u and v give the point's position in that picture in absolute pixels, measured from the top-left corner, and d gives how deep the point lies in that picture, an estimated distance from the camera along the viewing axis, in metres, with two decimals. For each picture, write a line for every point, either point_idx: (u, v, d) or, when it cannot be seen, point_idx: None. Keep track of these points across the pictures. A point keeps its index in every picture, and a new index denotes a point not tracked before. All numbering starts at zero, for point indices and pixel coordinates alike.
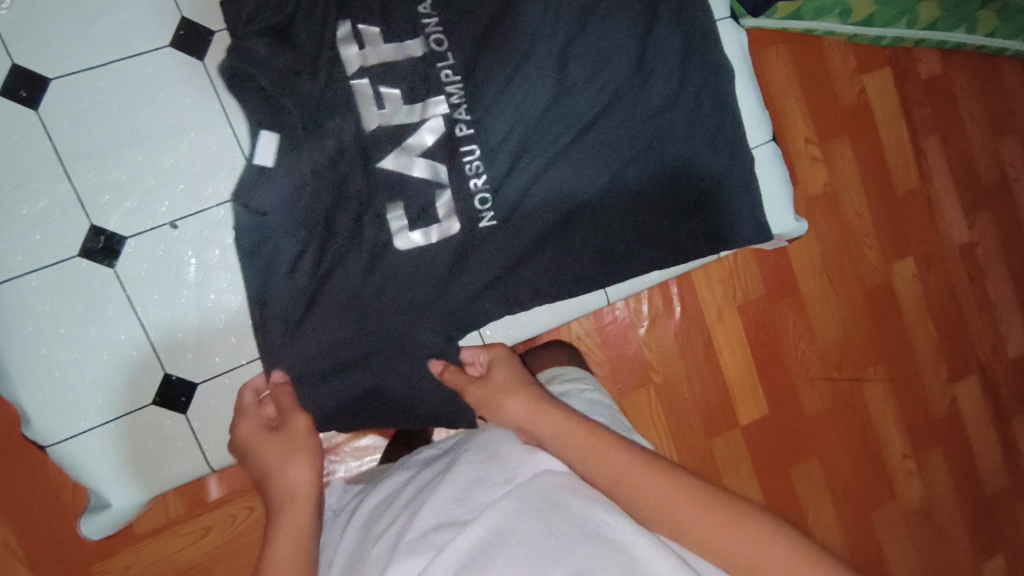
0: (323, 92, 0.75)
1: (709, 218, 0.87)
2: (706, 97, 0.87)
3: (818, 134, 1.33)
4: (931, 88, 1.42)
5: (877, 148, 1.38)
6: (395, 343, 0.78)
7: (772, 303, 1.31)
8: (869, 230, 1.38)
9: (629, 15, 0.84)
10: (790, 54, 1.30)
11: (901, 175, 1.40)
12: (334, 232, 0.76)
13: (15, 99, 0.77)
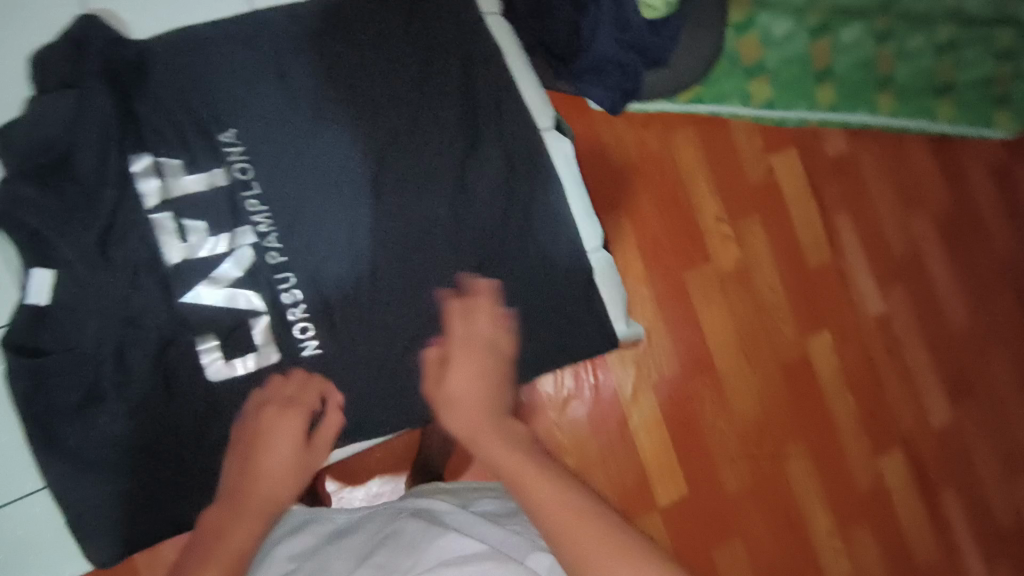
0: (108, 225, 0.72)
1: (562, 337, 0.86)
2: (538, 215, 0.85)
3: (727, 212, 1.19)
4: (839, 165, 1.26)
5: (789, 220, 1.22)
6: (212, 476, 0.75)
7: (687, 380, 1.15)
8: (784, 303, 1.21)
9: (448, 135, 0.83)
10: (693, 129, 1.18)
11: (813, 248, 1.23)
12: (134, 367, 0.73)
13: None
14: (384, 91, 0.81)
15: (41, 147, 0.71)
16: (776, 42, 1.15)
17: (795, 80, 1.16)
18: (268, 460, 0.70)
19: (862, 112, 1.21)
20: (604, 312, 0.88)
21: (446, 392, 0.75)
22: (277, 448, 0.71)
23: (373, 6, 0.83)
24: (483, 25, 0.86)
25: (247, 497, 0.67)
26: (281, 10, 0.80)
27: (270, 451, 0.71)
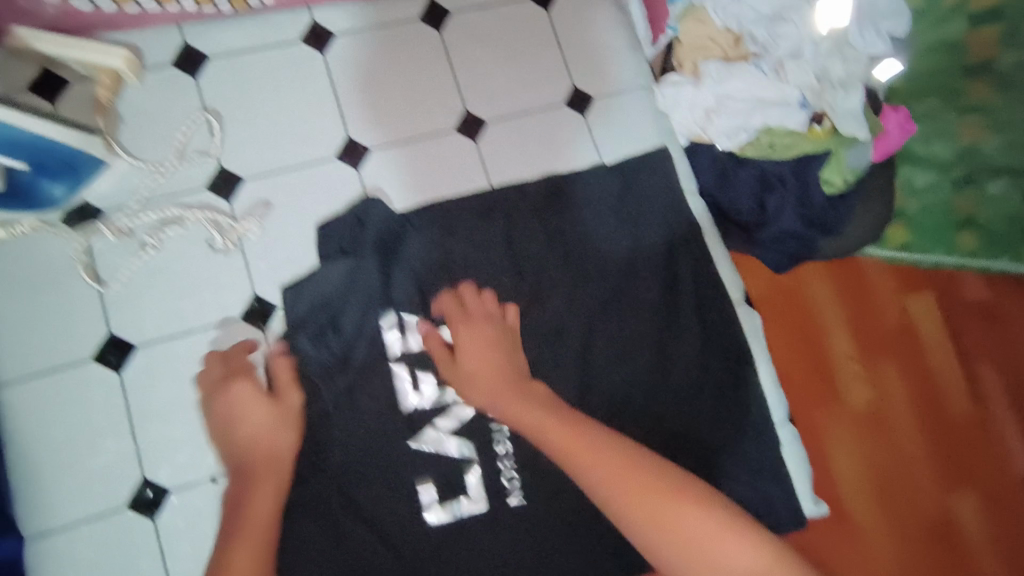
0: (359, 374, 0.82)
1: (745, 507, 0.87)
2: (731, 385, 0.90)
3: (864, 353, 1.04)
4: (988, 312, 1.05)
5: (926, 370, 1.04)
6: None
7: (823, 533, 0.96)
8: (920, 456, 1.00)
9: (650, 307, 0.90)
10: (829, 268, 1.07)
11: (953, 401, 1.03)
12: (366, 503, 0.79)
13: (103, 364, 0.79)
14: (594, 262, 0.91)
15: (317, 304, 0.82)
16: (917, 192, 1.07)
17: (935, 224, 1.06)
18: (240, 409, 0.75)
19: (1002, 260, 1.03)
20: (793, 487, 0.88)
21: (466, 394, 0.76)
22: (255, 408, 0.75)
23: (590, 187, 0.93)
24: (685, 206, 0.95)
25: (229, 435, 0.75)
26: (512, 186, 0.92)
27: (247, 409, 0.75)
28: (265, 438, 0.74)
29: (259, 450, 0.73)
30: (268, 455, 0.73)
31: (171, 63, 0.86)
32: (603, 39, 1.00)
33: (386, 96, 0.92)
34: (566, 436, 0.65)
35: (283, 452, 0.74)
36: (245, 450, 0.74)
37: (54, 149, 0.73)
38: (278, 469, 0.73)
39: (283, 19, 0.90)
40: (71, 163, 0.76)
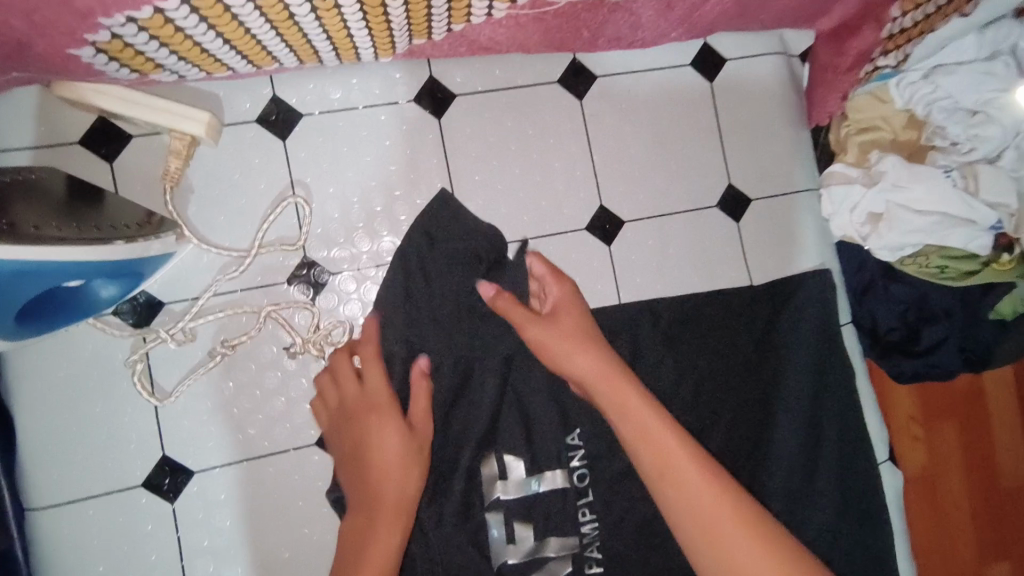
0: (450, 521, 0.67)
1: None
2: (863, 557, 0.79)
3: (925, 414, 1.06)
4: None
5: (987, 435, 1.08)
6: None
7: None
8: (967, 520, 1.07)
9: (787, 462, 0.78)
10: None
11: (1009, 470, 1.09)
12: None
13: (156, 492, 0.67)
14: (733, 403, 0.77)
15: None
16: None
17: None
18: (374, 427, 0.63)
19: None
20: None
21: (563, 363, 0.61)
22: (386, 421, 0.63)
23: (737, 312, 0.78)
24: (841, 344, 0.81)
25: (365, 447, 0.63)
26: (646, 304, 0.76)
27: (379, 424, 0.63)
28: (395, 454, 0.62)
29: (388, 470, 0.61)
30: (397, 473, 0.61)
31: (255, 120, 0.70)
32: (772, 125, 0.83)
33: (508, 176, 0.76)
34: (661, 459, 0.54)
35: (405, 486, 0.61)
36: (375, 462, 0.62)
37: (115, 261, 0.57)
38: (405, 494, 0.61)
39: (394, 70, 0.73)
40: (130, 269, 0.61)
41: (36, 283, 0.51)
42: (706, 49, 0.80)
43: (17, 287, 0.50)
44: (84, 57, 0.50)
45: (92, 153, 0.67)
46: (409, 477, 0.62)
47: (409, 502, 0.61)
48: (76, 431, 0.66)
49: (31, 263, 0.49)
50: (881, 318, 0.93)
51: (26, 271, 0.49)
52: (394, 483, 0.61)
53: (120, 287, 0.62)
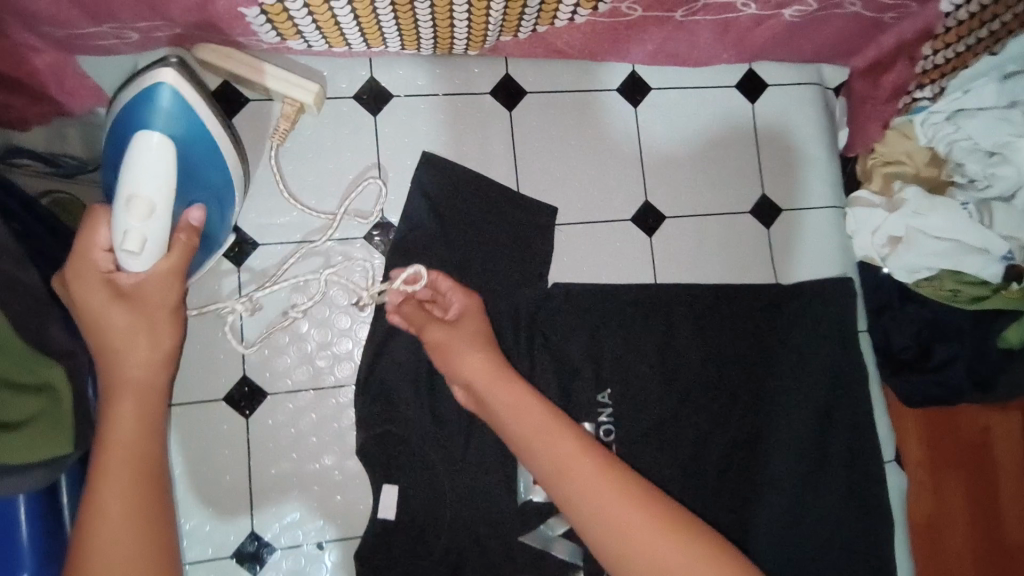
0: (484, 449, 0.79)
1: None
2: (862, 548, 0.84)
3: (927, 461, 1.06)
4: None
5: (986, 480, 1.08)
6: None
7: None
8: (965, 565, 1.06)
9: (794, 447, 0.85)
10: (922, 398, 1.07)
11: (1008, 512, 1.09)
12: None
13: (233, 406, 0.76)
14: (750, 387, 0.85)
15: None
16: None
17: None
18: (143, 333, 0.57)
19: None
20: None
21: (456, 367, 0.68)
22: (161, 321, 0.58)
23: (761, 309, 0.86)
24: (855, 347, 0.88)
25: (117, 364, 0.56)
26: (677, 287, 0.85)
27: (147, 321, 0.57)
28: (153, 359, 0.57)
29: (148, 366, 0.57)
30: (137, 430, 0.56)
31: (352, 96, 0.81)
32: (804, 144, 0.92)
33: (566, 165, 0.85)
34: (556, 467, 0.62)
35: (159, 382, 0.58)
36: (137, 382, 0.56)
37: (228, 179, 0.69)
38: (156, 409, 0.57)
39: (474, 64, 0.83)
40: (214, 238, 0.71)
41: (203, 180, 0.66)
42: (750, 74, 0.90)
43: (195, 170, 0.64)
44: (247, 17, 0.61)
45: (215, 112, 0.78)
46: (158, 408, 0.57)
47: (160, 475, 0.56)
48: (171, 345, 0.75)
49: (211, 134, 0.65)
50: (894, 337, 1.00)
51: (196, 137, 0.63)
52: (114, 501, 0.52)
53: (203, 254, 0.71)
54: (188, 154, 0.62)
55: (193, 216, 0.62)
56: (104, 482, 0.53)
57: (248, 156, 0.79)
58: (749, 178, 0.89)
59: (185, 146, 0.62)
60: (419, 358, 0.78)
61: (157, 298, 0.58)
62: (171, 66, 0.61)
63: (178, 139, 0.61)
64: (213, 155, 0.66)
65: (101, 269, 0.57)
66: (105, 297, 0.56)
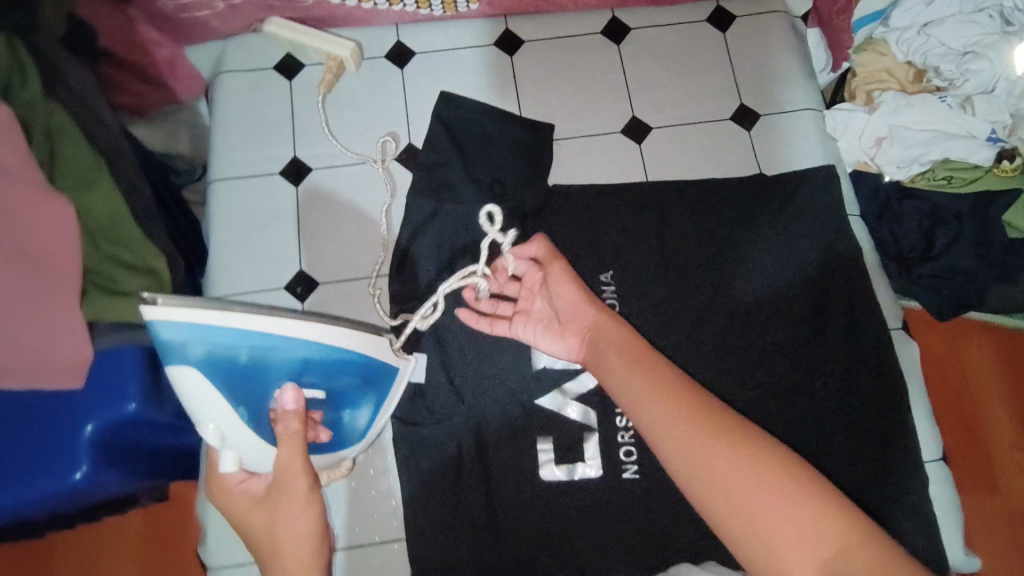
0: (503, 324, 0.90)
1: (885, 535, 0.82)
2: (874, 409, 0.87)
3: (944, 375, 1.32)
4: None
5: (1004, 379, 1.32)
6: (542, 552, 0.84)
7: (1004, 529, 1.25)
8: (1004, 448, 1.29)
9: (796, 318, 0.90)
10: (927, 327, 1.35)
11: None
12: (495, 444, 0.87)
13: (291, 294, 0.92)
14: (745, 271, 0.92)
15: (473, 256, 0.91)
16: None
17: None
18: (289, 521, 0.66)
19: None
20: (937, 527, 0.83)
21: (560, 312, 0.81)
22: (298, 514, 0.66)
23: (749, 197, 0.95)
24: (847, 226, 0.94)
25: (277, 549, 0.66)
26: (668, 183, 0.95)
27: (286, 514, 0.66)
28: (305, 546, 0.66)
29: (297, 564, 0.65)
30: None
31: (383, 56, 1.02)
32: (776, 60, 1.03)
33: (561, 94, 1.01)
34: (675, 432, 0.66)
35: (308, 561, 0.66)
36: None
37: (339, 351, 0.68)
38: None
39: (479, 24, 1.03)
40: (360, 389, 0.75)
41: (275, 365, 0.65)
42: (719, 9, 1.05)
43: (259, 369, 0.64)
44: None
45: (280, 74, 1.00)
46: None
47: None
48: (244, 250, 0.94)
49: (264, 337, 0.63)
50: (902, 235, 1.04)
51: (259, 350, 0.63)
52: None
53: (371, 390, 0.76)
54: (235, 375, 0.63)
55: (289, 400, 0.66)
56: None
57: (304, 105, 0.99)
58: (726, 90, 1.01)
59: (227, 370, 0.62)
60: (442, 249, 0.92)
61: (286, 505, 0.66)
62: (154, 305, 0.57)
63: (206, 361, 0.61)
64: (266, 352, 0.63)
65: (239, 486, 0.68)
66: (249, 505, 0.68)
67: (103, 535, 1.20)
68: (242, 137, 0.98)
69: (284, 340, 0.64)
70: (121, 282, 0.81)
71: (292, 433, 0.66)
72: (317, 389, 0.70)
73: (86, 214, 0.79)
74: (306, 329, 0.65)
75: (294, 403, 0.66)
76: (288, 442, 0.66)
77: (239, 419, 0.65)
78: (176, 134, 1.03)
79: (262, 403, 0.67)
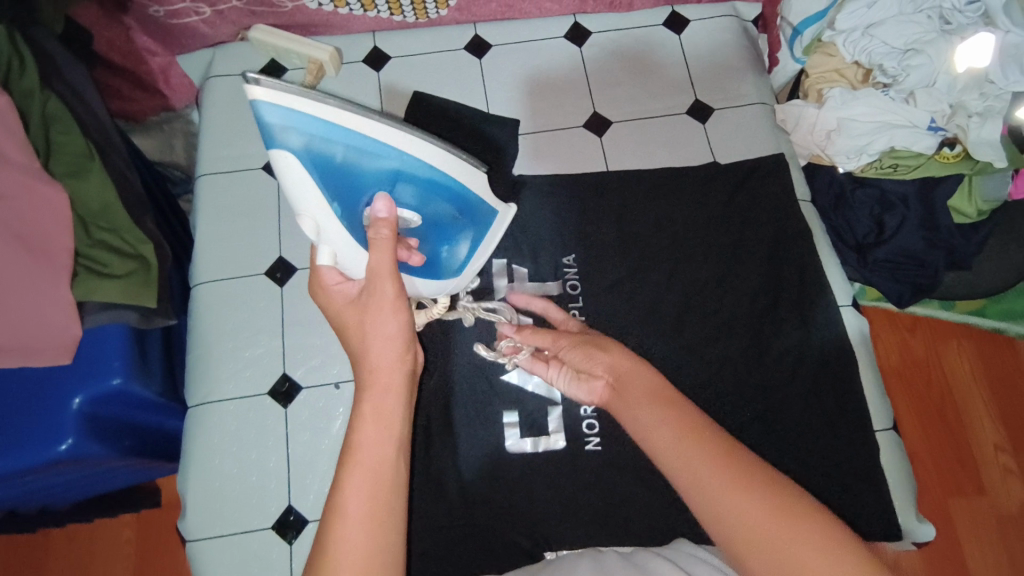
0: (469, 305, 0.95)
1: (835, 501, 0.85)
2: (826, 378, 0.90)
3: (923, 372, 1.35)
4: None
5: (990, 379, 1.34)
6: (509, 524, 0.86)
7: (983, 525, 1.26)
8: (987, 448, 1.30)
9: (750, 294, 0.94)
10: (908, 328, 1.37)
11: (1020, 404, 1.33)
12: (461, 417, 0.90)
13: (271, 279, 0.97)
14: (705, 246, 0.97)
15: None
16: None
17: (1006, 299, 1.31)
18: (376, 322, 0.67)
19: None
20: (887, 490, 0.86)
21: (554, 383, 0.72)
22: (386, 316, 0.67)
23: (704, 183, 1.00)
24: (797, 210, 0.99)
25: (368, 351, 0.68)
26: (626, 172, 1.01)
27: (377, 317, 0.67)
28: (392, 346, 0.67)
29: (378, 366, 0.67)
30: (379, 435, 0.65)
31: (360, 61, 1.09)
32: (728, 60, 1.10)
33: (526, 93, 1.07)
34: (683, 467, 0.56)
35: (392, 364, 0.67)
36: (373, 380, 0.67)
37: (435, 174, 0.67)
38: (392, 403, 0.67)
39: (451, 31, 1.10)
40: (449, 222, 0.75)
41: (372, 174, 0.64)
42: (674, 14, 1.12)
43: (354, 173, 0.63)
44: None
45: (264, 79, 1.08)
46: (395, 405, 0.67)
47: (390, 462, 0.64)
48: (227, 240, 0.99)
49: (352, 138, 0.60)
50: (855, 224, 1.10)
51: (352, 154, 0.62)
52: (354, 502, 0.60)
53: (462, 221, 0.77)
54: (329, 174, 0.63)
55: (381, 209, 0.66)
56: (348, 481, 0.61)
57: None
58: (681, 88, 1.08)
59: (326, 167, 0.62)
60: None
61: (375, 304, 0.67)
62: (255, 85, 0.56)
63: (305, 153, 0.60)
64: (362, 156, 0.62)
65: (333, 281, 0.71)
66: (342, 300, 0.71)
67: (92, 534, 1.22)
68: (229, 135, 1.05)
69: (379, 147, 0.62)
70: (109, 264, 0.84)
71: (388, 241, 0.65)
72: (410, 210, 0.70)
73: (78, 199, 0.84)
74: (410, 141, 0.63)
75: (385, 213, 0.66)
76: (383, 247, 0.65)
77: (334, 214, 0.66)
78: (170, 142, 1.16)
79: (357, 207, 0.67)
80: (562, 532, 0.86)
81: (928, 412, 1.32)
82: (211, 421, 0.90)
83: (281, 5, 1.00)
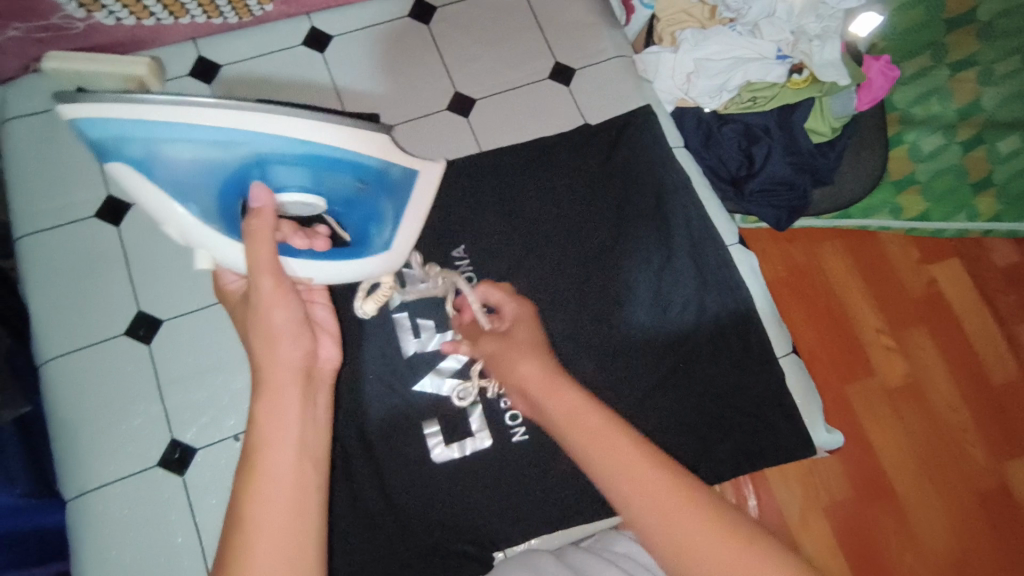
0: (364, 322, 0.89)
1: (756, 436, 0.89)
2: (728, 318, 0.93)
3: (806, 249, 1.27)
4: (1011, 274, 1.28)
5: (874, 255, 1.28)
6: (450, 533, 0.83)
7: (875, 404, 1.19)
8: (874, 329, 1.24)
9: (644, 249, 0.95)
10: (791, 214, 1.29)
11: (911, 278, 1.27)
12: (376, 437, 0.85)
13: (134, 338, 0.86)
14: (585, 212, 0.96)
15: None
16: (927, 157, 1.24)
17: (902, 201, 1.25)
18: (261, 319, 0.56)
19: (958, 219, 1.25)
20: (800, 413, 0.90)
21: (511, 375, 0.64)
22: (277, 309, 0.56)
23: (579, 148, 0.99)
24: (672, 156, 0.99)
25: (266, 349, 0.57)
26: (501, 149, 0.98)
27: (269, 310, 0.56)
28: (282, 337, 0.57)
29: (274, 363, 0.56)
30: (279, 438, 0.53)
31: (185, 74, 0.97)
32: (579, 16, 1.07)
33: (380, 83, 1.00)
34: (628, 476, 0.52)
35: (291, 360, 0.57)
36: (264, 379, 0.56)
37: (324, 159, 0.47)
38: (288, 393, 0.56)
39: (283, 28, 1.00)
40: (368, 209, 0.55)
41: (231, 169, 0.48)
42: None
43: (209, 172, 0.47)
44: None
45: None
46: (292, 396, 0.56)
47: (298, 475, 0.52)
48: (72, 307, 0.87)
49: (187, 135, 0.43)
50: (728, 161, 1.13)
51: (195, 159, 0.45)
52: (258, 509, 0.49)
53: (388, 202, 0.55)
54: (190, 183, 0.48)
55: (256, 200, 0.49)
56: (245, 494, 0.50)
57: None
58: (539, 52, 1.05)
59: (172, 176, 0.47)
60: None
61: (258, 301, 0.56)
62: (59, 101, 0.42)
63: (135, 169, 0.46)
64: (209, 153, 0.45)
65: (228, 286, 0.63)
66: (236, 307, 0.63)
67: None
68: (45, 184, 0.91)
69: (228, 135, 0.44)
70: None
71: (263, 225, 0.50)
72: (312, 194, 0.51)
73: None
74: (272, 117, 0.43)
75: (261, 206, 0.50)
76: (257, 229, 0.50)
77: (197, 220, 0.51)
78: None
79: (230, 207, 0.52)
80: (507, 527, 0.84)
81: (811, 295, 1.24)
82: (98, 512, 0.80)
83: (69, 27, 0.86)
